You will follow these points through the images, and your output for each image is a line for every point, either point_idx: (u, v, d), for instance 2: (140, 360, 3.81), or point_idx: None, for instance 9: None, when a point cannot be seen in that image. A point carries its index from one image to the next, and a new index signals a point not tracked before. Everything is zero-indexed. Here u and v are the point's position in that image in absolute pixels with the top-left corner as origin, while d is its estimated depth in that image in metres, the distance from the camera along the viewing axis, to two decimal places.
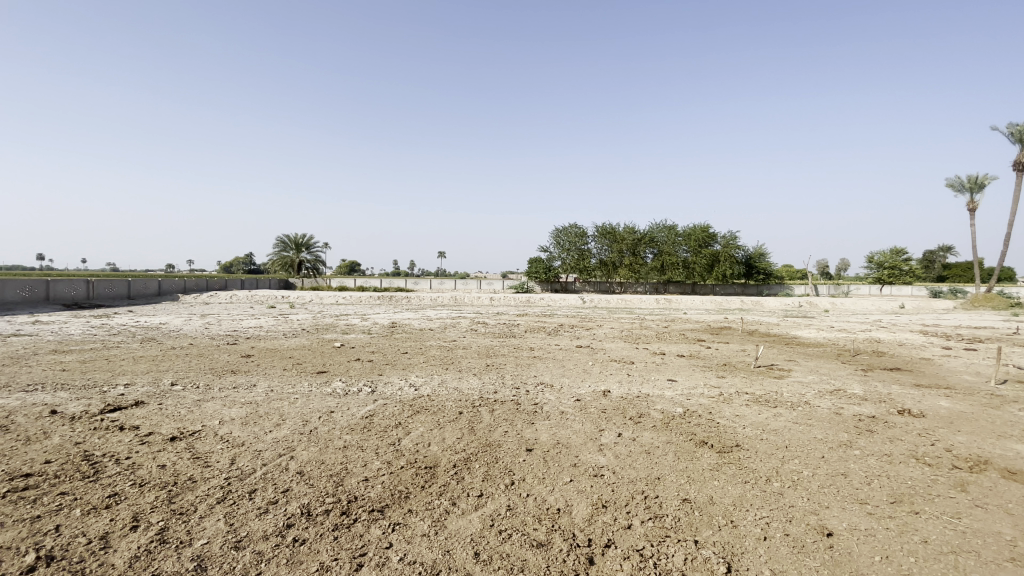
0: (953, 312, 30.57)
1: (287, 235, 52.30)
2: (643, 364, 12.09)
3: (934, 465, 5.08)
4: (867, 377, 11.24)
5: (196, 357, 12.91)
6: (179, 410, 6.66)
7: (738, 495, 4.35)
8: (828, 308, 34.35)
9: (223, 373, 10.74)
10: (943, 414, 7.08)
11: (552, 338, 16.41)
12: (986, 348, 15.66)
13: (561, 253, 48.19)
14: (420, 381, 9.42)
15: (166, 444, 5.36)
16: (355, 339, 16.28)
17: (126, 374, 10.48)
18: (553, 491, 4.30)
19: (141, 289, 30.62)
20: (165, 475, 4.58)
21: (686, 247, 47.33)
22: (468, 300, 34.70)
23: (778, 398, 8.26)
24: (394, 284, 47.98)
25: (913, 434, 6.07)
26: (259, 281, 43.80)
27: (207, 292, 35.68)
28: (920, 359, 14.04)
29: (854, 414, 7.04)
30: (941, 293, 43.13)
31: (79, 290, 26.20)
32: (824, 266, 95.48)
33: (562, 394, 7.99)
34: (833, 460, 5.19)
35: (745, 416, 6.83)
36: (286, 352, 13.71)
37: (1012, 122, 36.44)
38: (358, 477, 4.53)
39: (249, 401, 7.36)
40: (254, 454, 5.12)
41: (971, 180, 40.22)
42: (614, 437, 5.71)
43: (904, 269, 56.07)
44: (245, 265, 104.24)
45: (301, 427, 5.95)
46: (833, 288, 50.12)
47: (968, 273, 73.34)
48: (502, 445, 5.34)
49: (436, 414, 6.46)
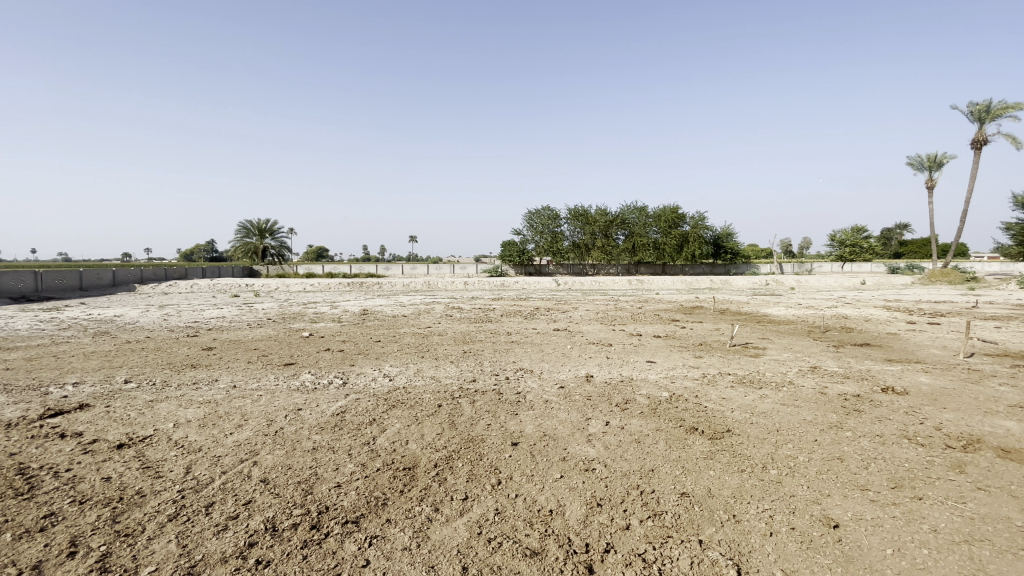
0: (912, 288, 31.60)
1: (250, 221, 50.22)
2: (621, 346, 11.95)
3: (927, 445, 5.00)
4: (841, 353, 11.35)
5: (154, 351, 12.12)
6: (130, 413, 6.07)
7: (737, 485, 4.13)
8: (794, 286, 35.10)
9: (183, 368, 10.05)
10: (925, 391, 7.08)
11: (529, 322, 16.08)
12: (948, 322, 16.11)
13: (534, 236, 47.78)
14: (395, 371, 8.98)
15: (112, 453, 4.83)
16: (325, 327, 15.69)
17: (74, 371, 9.71)
18: (542, 490, 3.99)
19: (93, 280, 28.92)
20: (110, 490, 4.08)
21: (657, 228, 47.62)
22: (440, 285, 34.08)
23: (762, 378, 8.14)
24: (364, 270, 46.84)
25: (901, 413, 6.01)
26: (222, 270, 42.11)
27: (166, 281, 33.97)
28: (888, 334, 14.33)
29: (839, 393, 6.96)
30: (900, 269, 44.69)
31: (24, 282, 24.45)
32: (787, 245, 98.26)
33: (544, 380, 7.67)
34: (826, 443, 5.05)
35: (731, 398, 6.66)
36: (251, 343, 13.02)
37: (970, 103, 37.46)
38: (329, 483, 4.13)
39: (208, 399, 6.79)
40: (212, 461, 4.64)
41: (930, 159, 41.44)
42: (601, 427, 5.44)
43: (864, 246, 57.79)
44: (207, 253, 100.26)
45: (266, 427, 5.50)
46: (799, 266, 51.31)
47: (923, 250, 76.61)
48: (485, 440, 5.00)
49: (413, 408, 6.07)
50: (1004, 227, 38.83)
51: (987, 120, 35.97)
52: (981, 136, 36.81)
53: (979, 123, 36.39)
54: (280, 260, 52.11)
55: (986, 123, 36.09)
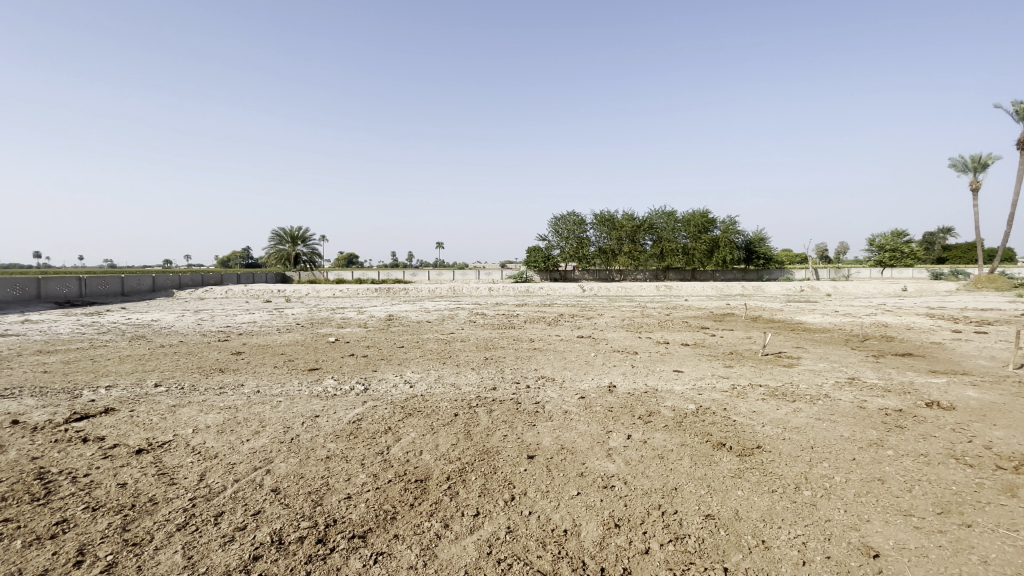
0: (957, 294, 30.11)
1: (282, 228, 51.54)
2: (646, 354, 11.64)
3: (976, 466, 4.61)
4: (880, 364, 10.78)
5: (185, 355, 12.41)
6: (152, 418, 6.14)
7: (767, 507, 3.87)
8: (830, 292, 33.87)
9: (211, 372, 10.22)
10: (974, 405, 6.59)
11: (553, 328, 15.84)
12: (998, 331, 15.16)
13: (560, 241, 47.59)
14: (415, 378, 8.91)
15: (131, 458, 4.87)
16: (350, 333, 15.84)
17: (108, 375, 9.99)
18: (558, 508, 3.80)
19: (135, 285, 30.05)
20: (123, 496, 4.08)
21: (685, 233, 46.74)
22: (465, 291, 34.14)
23: (795, 390, 7.74)
24: (391, 275, 47.37)
25: (947, 430, 5.59)
26: (255, 276, 43.28)
27: (202, 287, 35.04)
28: (931, 343, 13.57)
29: (878, 407, 6.55)
30: (944, 275, 42.66)
31: (71, 287, 25.58)
32: (823, 250, 95.32)
33: (565, 389, 7.46)
34: (865, 463, 4.71)
35: (761, 412, 6.34)
36: (278, 348, 13.18)
37: (1018, 100, 35.61)
38: (339, 495, 4.04)
39: (229, 404, 6.83)
40: (226, 468, 4.62)
41: (974, 160, 39.52)
42: (623, 440, 5.22)
43: (905, 251, 55.41)
44: (242, 259, 103.24)
45: (282, 435, 5.47)
46: (835, 272, 49.55)
47: (969, 254, 73.20)
48: (500, 452, 4.84)
49: (429, 417, 5.96)
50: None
51: None
52: None
53: None
54: (310, 266, 53.18)
55: None
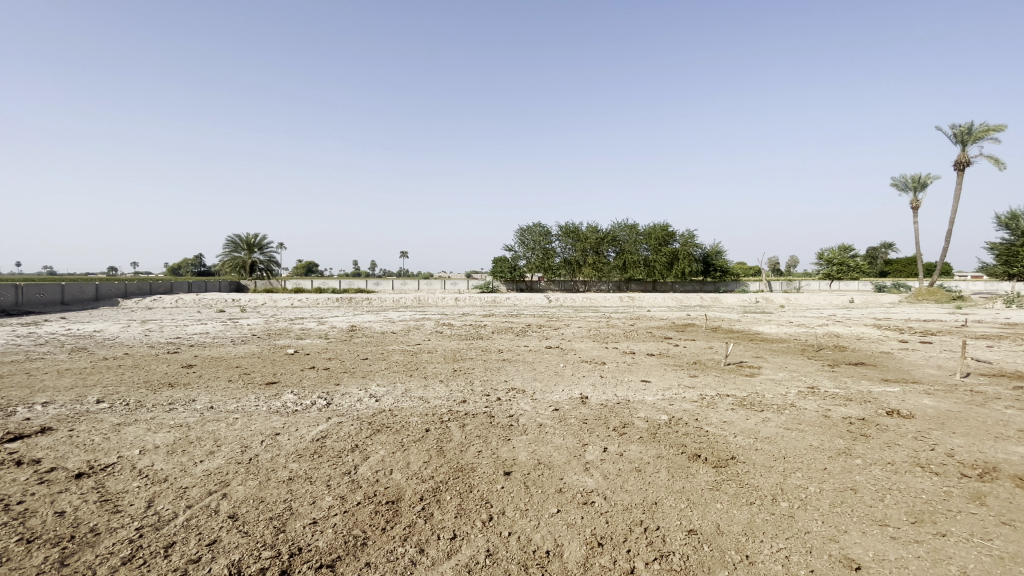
0: (900, 306, 31.73)
1: (239, 235, 49.81)
2: (615, 364, 11.66)
3: (941, 474, 4.74)
4: (837, 373, 11.13)
5: (131, 368, 11.61)
6: (94, 438, 5.64)
7: (748, 521, 3.83)
8: (785, 303, 35.08)
9: (160, 387, 9.56)
10: (930, 414, 6.84)
11: (520, 339, 15.70)
12: (941, 341, 15.99)
13: (525, 252, 47.85)
14: (382, 391, 8.59)
15: (69, 483, 4.43)
16: (311, 344, 15.25)
17: (45, 391, 9.19)
18: (538, 527, 3.66)
19: (76, 293, 28.23)
20: (61, 527, 3.67)
21: (648, 245, 47.67)
22: (430, 301, 33.67)
23: (762, 400, 7.85)
24: (352, 285, 46.21)
25: (909, 438, 5.76)
26: (209, 284, 41.49)
27: (150, 295, 33.23)
28: (882, 353, 14.17)
29: (843, 416, 6.71)
30: (887, 288, 44.95)
31: (4, 295, 23.77)
32: (776, 263, 99.30)
33: (537, 402, 7.32)
34: (837, 472, 4.77)
35: (733, 422, 6.37)
36: (234, 361, 12.52)
37: (952, 125, 38.16)
38: (304, 520, 3.76)
39: (181, 422, 6.36)
40: (178, 494, 4.25)
41: (914, 180, 42.05)
42: (599, 454, 5.13)
43: (851, 265, 58.19)
44: (194, 268, 98.83)
45: (240, 455, 5.11)
46: (788, 284, 51.50)
47: (908, 268, 77.65)
48: (476, 469, 4.66)
49: (398, 434, 5.71)
50: (987, 246, 39.30)
51: (969, 143, 36.61)
52: (964, 158, 37.39)
53: (961, 145, 36.99)
54: (268, 274, 51.37)
55: (968, 145, 36.75)
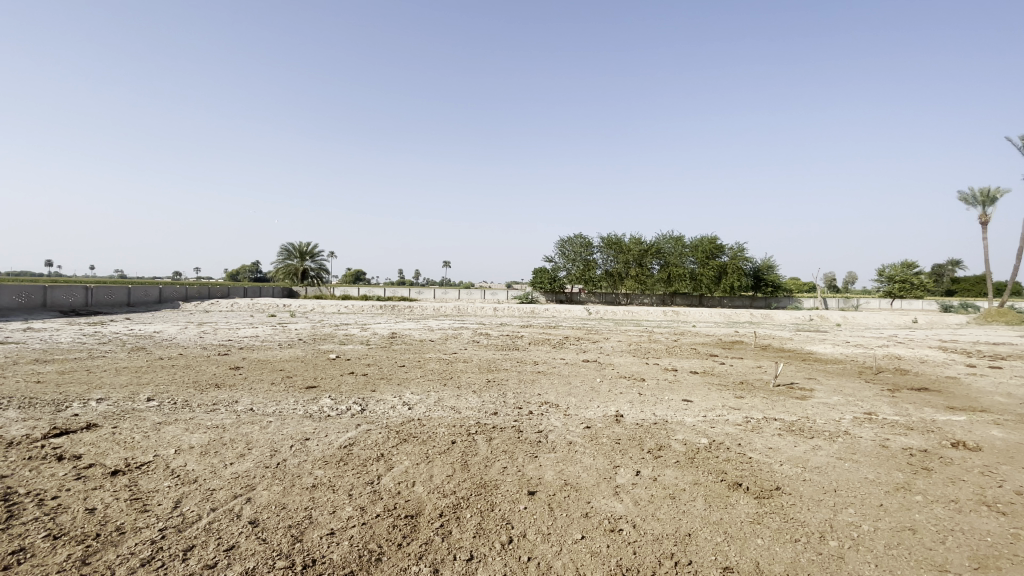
0: (971, 328, 29.37)
1: (292, 243, 51.99)
2: (654, 381, 11.25)
3: (1008, 514, 4.22)
4: (898, 398, 10.31)
5: (182, 368, 12.12)
6: (135, 436, 5.84)
7: (791, 560, 3.49)
8: (841, 322, 33.18)
9: (206, 388, 9.91)
10: (1005, 447, 6.17)
11: (557, 351, 15.45)
12: (1018, 367, 14.62)
13: (566, 264, 47.73)
14: (414, 400, 8.56)
15: (105, 480, 4.56)
16: (352, 350, 15.53)
17: (102, 387, 9.70)
18: (559, 553, 3.46)
19: (142, 296, 30.07)
20: (89, 524, 3.76)
21: (693, 259, 46.32)
22: (470, 310, 33.89)
23: (812, 426, 7.31)
24: (396, 293, 47.18)
25: (981, 474, 5.18)
26: (262, 290, 43.37)
27: (208, 300, 35.00)
28: (949, 377, 13.07)
29: (903, 447, 6.13)
30: (955, 308, 41.82)
31: (78, 296, 25.55)
32: (831, 279, 94.65)
33: (570, 418, 7.09)
34: (895, 510, 4.32)
35: (778, 449, 5.94)
36: (277, 364, 12.89)
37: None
38: (322, 530, 3.71)
39: (217, 424, 6.50)
40: (204, 495, 4.30)
41: (985, 193, 39.20)
42: (631, 477, 4.86)
43: (915, 282, 54.59)
44: (250, 274, 103.63)
45: (268, 459, 5.16)
46: (845, 301, 48.84)
47: (981, 287, 72.26)
48: (499, 486, 4.51)
49: (425, 444, 5.63)
50: None
51: None
52: None
53: None
54: (318, 281, 53.34)
55: None
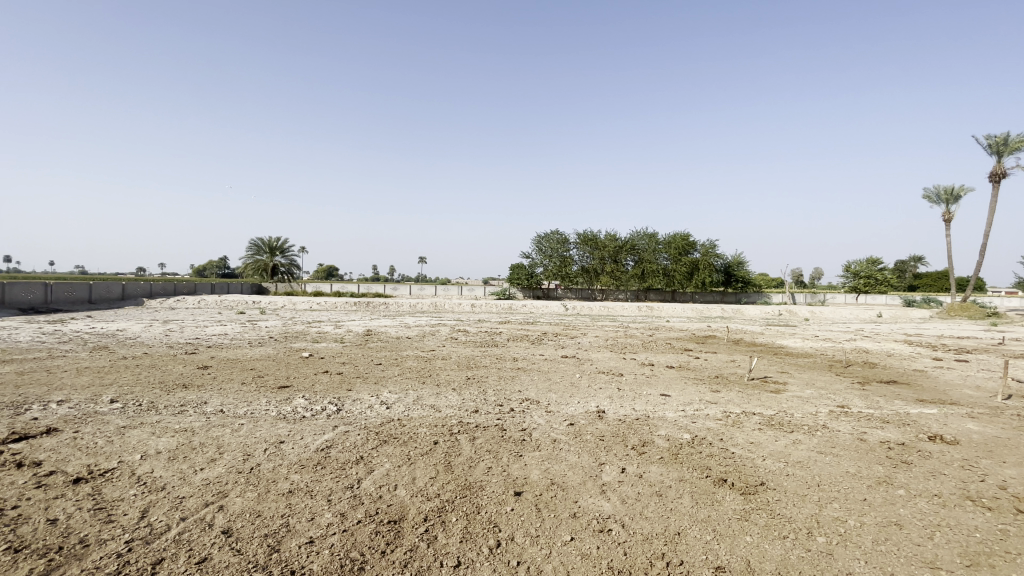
0: (932, 323, 30.47)
1: (262, 238, 50.63)
2: (633, 376, 11.28)
3: (995, 510, 4.30)
4: (868, 392, 10.57)
5: (147, 368, 11.62)
6: (97, 441, 5.51)
7: (781, 558, 3.48)
8: (810, 317, 34.04)
9: (173, 388, 9.49)
10: (976, 440, 6.35)
11: (536, 347, 15.39)
12: (978, 360, 15.20)
13: (543, 259, 47.79)
14: (392, 398, 8.37)
15: (66, 489, 4.28)
16: (326, 347, 15.15)
17: (61, 389, 9.20)
18: (550, 557, 3.37)
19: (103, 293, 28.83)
20: (50, 536, 3.51)
21: (667, 255, 46.89)
22: (446, 306, 33.60)
23: (791, 420, 7.41)
24: (370, 289, 46.48)
25: (956, 467, 5.31)
26: (231, 287, 42.13)
27: (174, 296, 33.80)
28: (915, 371, 13.48)
29: (880, 440, 6.25)
30: (916, 303, 43.36)
31: (35, 293, 24.34)
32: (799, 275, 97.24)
33: (552, 415, 7.01)
34: (878, 504, 4.37)
35: (761, 444, 5.98)
36: (248, 362, 12.48)
37: (988, 136, 36.81)
38: (301, 538, 3.54)
39: (185, 427, 6.20)
40: (174, 504, 4.06)
41: (946, 192, 40.64)
42: (617, 475, 4.81)
43: (879, 278, 56.42)
44: (218, 269, 100.79)
45: (241, 464, 4.92)
46: (812, 296, 50.18)
47: (939, 283, 75.20)
48: (484, 488, 4.39)
49: (405, 446, 5.47)
50: None
51: (1005, 153, 35.24)
52: (999, 169, 36.05)
53: (997, 156, 35.63)
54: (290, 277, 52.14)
55: (1005, 157, 35.36)
